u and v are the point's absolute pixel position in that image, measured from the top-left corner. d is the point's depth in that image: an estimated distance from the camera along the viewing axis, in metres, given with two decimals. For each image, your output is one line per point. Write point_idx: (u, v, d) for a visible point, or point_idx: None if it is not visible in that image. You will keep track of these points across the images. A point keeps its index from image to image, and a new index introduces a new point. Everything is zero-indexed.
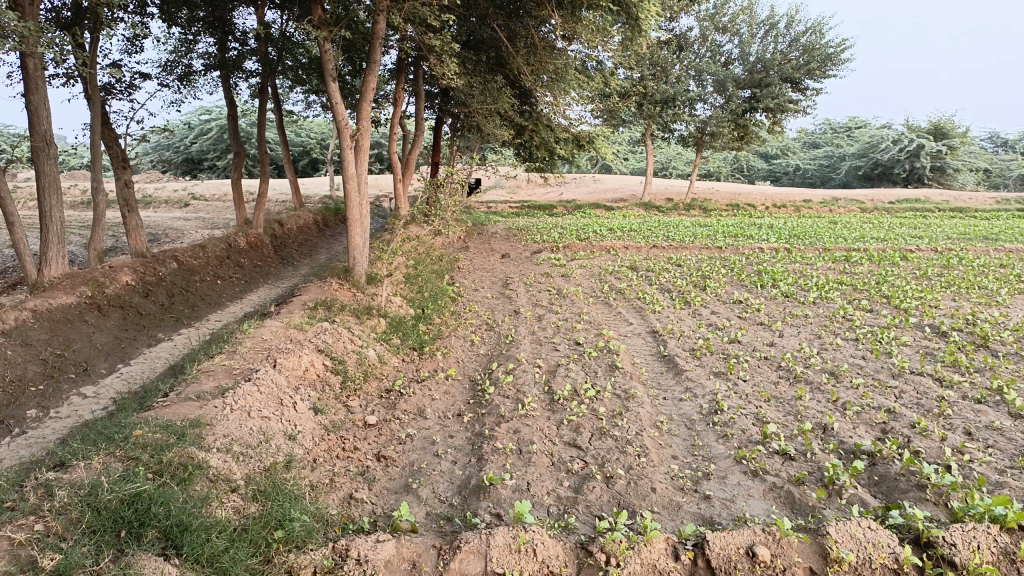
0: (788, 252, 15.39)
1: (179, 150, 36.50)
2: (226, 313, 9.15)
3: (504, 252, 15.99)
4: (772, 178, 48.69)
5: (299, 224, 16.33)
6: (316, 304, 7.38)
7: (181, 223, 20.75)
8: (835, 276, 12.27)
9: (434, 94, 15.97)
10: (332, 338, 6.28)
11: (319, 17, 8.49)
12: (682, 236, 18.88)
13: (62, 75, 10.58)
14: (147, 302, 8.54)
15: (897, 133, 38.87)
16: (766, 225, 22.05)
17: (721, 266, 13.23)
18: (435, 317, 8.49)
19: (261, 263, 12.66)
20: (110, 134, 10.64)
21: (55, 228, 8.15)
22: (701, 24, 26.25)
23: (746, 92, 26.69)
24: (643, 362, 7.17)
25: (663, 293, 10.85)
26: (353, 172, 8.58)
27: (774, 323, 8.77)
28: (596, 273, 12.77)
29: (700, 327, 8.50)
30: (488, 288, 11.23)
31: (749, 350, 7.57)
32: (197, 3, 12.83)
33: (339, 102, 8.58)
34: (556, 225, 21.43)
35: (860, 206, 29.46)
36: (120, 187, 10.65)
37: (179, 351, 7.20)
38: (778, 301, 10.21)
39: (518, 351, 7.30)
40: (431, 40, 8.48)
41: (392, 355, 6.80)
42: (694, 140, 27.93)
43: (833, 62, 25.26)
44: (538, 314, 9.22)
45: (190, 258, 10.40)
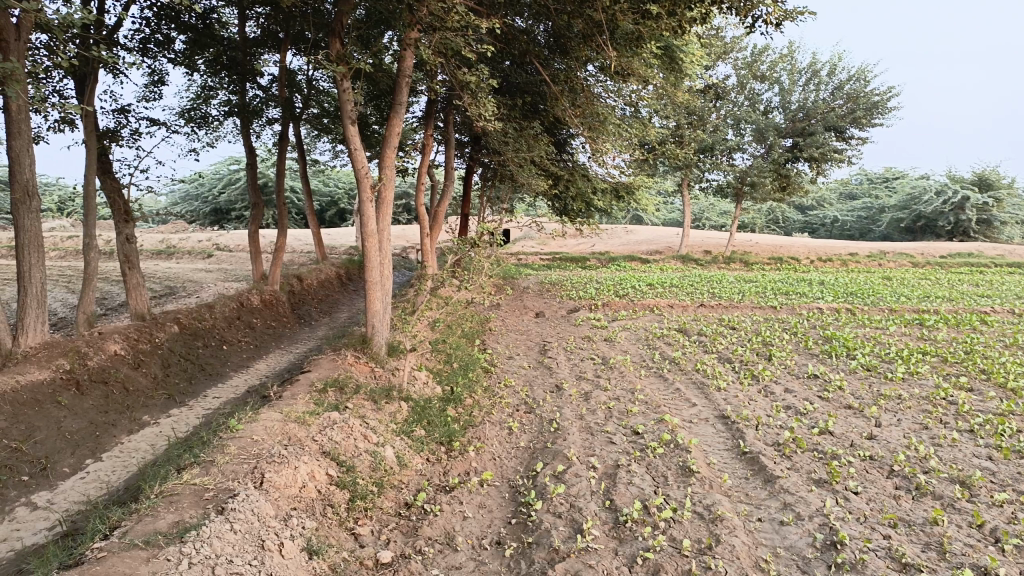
0: (851, 314, 14.02)
1: (208, 200, 36.14)
2: (227, 388, 7.98)
3: (538, 310, 14.78)
4: (809, 230, 47.50)
5: (319, 278, 15.29)
6: (325, 385, 6.18)
7: (202, 275, 19.84)
8: (915, 345, 10.87)
9: (466, 142, 15.06)
10: (340, 435, 5.06)
11: (339, 50, 7.48)
12: (729, 293, 17.57)
13: (63, 117, 9.69)
14: (138, 375, 7.43)
15: (940, 184, 37.45)
16: (815, 280, 20.70)
17: (781, 330, 11.91)
18: (467, 399, 7.27)
19: (276, 324, 11.55)
20: (112, 184, 9.72)
21: (35, 290, 7.09)
22: (739, 72, 25.36)
23: (788, 141, 25.63)
24: (721, 462, 5.86)
25: (724, 364, 9.55)
26: (373, 229, 7.46)
27: (866, 407, 7.42)
28: (642, 337, 11.52)
29: (780, 413, 7.16)
30: (525, 356, 10.01)
31: (847, 447, 6.22)
32: (217, 44, 12.05)
33: (359, 149, 7.54)
34: (591, 279, 20.25)
35: (910, 260, 27.97)
36: (119, 242, 9.64)
37: (162, 444, 6.06)
38: (859, 377, 8.86)
39: (568, 444, 6.02)
40: (463, 75, 7.43)
41: (414, 454, 5.56)
42: (733, 191, 26.77)
43: (881, 110, 24.10)
44: (585, 391, 7.94)
45: (193, 319, 9.30)
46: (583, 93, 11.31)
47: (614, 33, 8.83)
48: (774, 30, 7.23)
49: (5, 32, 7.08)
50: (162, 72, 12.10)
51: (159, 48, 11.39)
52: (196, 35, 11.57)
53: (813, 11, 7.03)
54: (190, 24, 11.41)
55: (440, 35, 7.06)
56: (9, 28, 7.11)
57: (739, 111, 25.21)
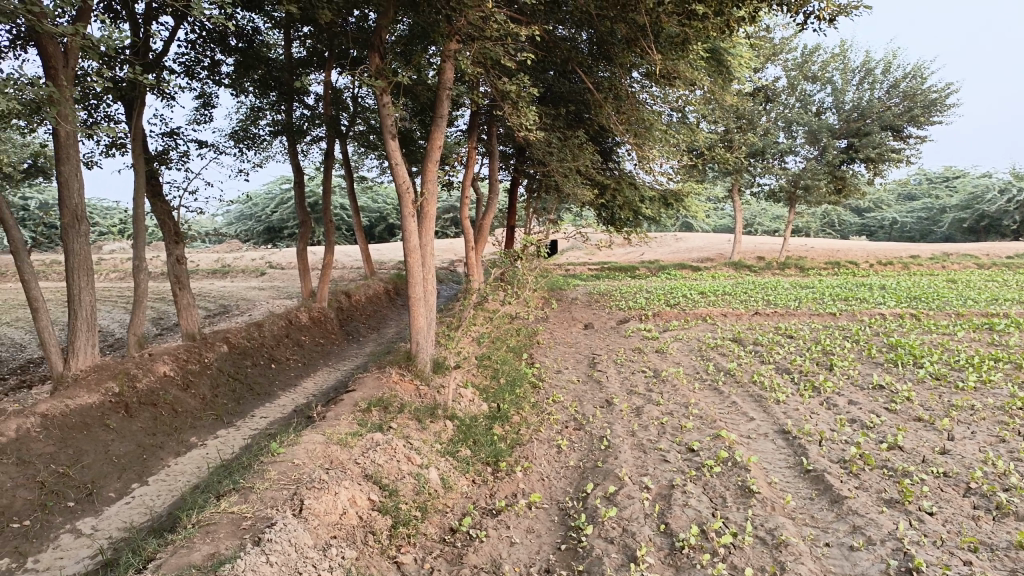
0: (915, 319, 13.43)
1: (261, 219, 36.80)
2: (274, 407, 7.94)
3: (587, 322, 14.52)
4: (866, 233, 46.16)
5: (367, 294, 15.30)
6: (369, 405, 6.06)
7: (254, 294, 20.09)
8: (986, 351, 10.31)
9: (510, 154, 14.95)
10: (383, 457, 4.92)
11: (378, 65, 7.42)
12: (785, 300, 17.05)
13: (114, 142, 9.85)
14: (186, 397, 7.42)
15: (1004, 182, 36.02)
16: (876, 285, 19.98)
17: (842, 338, 11.44)
18: (514, 417, 7.09)
19: (324, 341, 11.55)
20: (162, 207, 9.83)
21: (86, 313, 7.13)
22: (789, 73, 24.76)
23: (842, 142, 24.90)
24: (782, 482, 5.54)
25: (782, 375, 9.17)
26: (416, 244, 7.36)
27: (937, 420, 7.01)
28: (695, 348, 11.18)
29: (844, 428, 6.78)
30: (574, 369, 9.78)
31: (918, 464, 5.84)
32: (262, 65, 12.16)
33: (400, 163, 7.46)
34: (641, 289, 19.88)
35: (976, 261, 26.88)
36: (170, 264, 9.70)
37: (208, 466, 6.00)
38: (928, 387, 8.39)
39: (621, 463, 5.78)
40: (503, 85, 7.30)
41: (459, 476, 5.39)
42: (786, 195, 26.12)
43: (939, 107, 23.26)
44: (636, 406, 7.67)
45: (242, 338, 9.33)
46: (627, 100, 11.09)
47: (658, 36, 8.61)
48: (827, 27, 6.94)
49: (54, 60, 7.18)
50: (211, 95, 12.27)
51: (207, 72, 11.55)
52: (241, 57, 11.69)
53: (868, 6, 6.72)
54: (236, 47, 11.54)
55: (479, 45, 6.94)
56: (58, 56, 7.22)
57: (790, 113, 24.61)
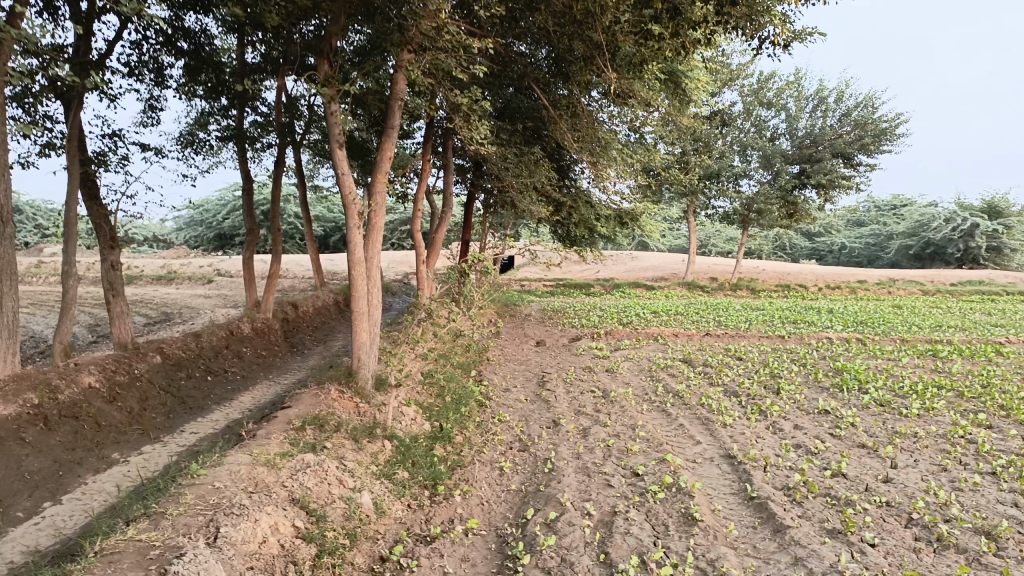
0: (862, 344, 13.59)
1: (213, 226, 36.02)
2: (207, 423, 7.61)
3: (539, 339, 14.39)
4: (816, 257, 47.07)
5: (315, 305, 14.96)
6: (303, 422, 5.81)
7: (200, 301, 19.54)
8: (930, 378, 10.43)
9: (467, 168, 14.79)
10: (313, 479, 4.68)
11: (327, 71, 7.20)
12: (736, 321, 17.15)
13: (50, 141, 9.43)
14: (112, 410, 7.06)
15: (949, 211, 37.09)
16: (824, 309, 20.27)
17: (790, 361, 11.49)
18: (457, 437, 6.89)
19: (267, 353, 11.20)
20: (99, 210, 9.43)
21: (8, 318, 6.73)
22: (745, 99, 25.12)
23: (795, 167, 25.31)
24: (726, 509, 5.44)
25: (730, 398, 9.13)
26: (361, 256, 7.14)
27: (881, 447, 7.01)
28: (645, 368, 11.12)
29: (789, 454, 6.73)
30: (522, 388, 9.62)
31: (862, 492, 5.80)
32: (214, 71, 11.82)
33: (347, 173, 7.24)
34: (594, 307, 19.83)
35: (921, 288, 27.52)
36: (105, 269, 9.29)
37: (129, 485, 5.68)
38: (873, 414, 8.41)
39: (563, 487, 5.61)
40: (455, 96, 7.15)
41: (394, 500, 5.17)
42: (740, 218, 26.44)
43: (889, 137, 23.81)
44: (583, 427, 7.53)
45: (178, 349, 8.96)
46: (583, 118, 11.04)
47: (614, 55, 8.53)
48: (782, 52, 6.94)
49: None
50: (159, 98, 11.89)
51: (155, 74, 11.18)
52: (192, 61, 11.35)
53: (821, 32, 6.75)
54: (187, 51, 11.19)
55: (430, 54, 6.77)
56: None
57: (746, 138, 24.96)
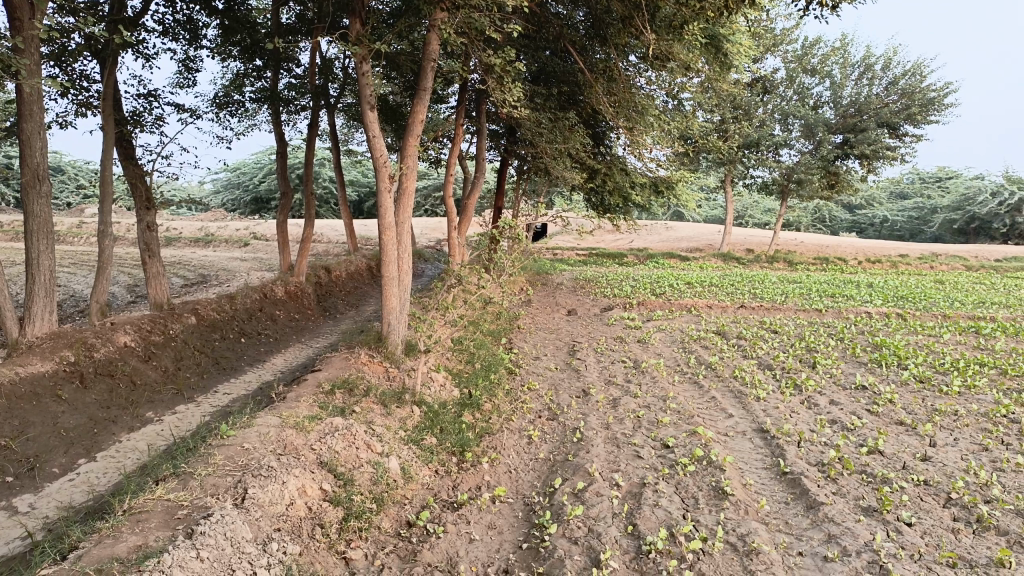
0: (902, 320, 13.28)
1: (249, 189, 36.32)
2: (240, 384, 7.69)
3: (571, 308, 14.30)
4: (856, 230, 46.10)
5: (348, 270, 15.02)
6: (332, 386, 5.82)
7: (236, 264, 19.75)
8: (972, 355, 10.15)
9: (500, 133, 14.62)
10: (341, 443, 4.68)
11: (359, 30, 7.10)
12: (772, 293, 16.86)
13: (87, 101, 9.48)
14: (147, 369, 7.15)
15: (997, 185, 35.99)
16: (864, 282, 19.84)
17: (827, 336, 11.26)
18: (486, 404, 6.88)
19: (299, 316, 11.27)
20: (135, 170, 9.50)
21: (45, 278, 6.81)
22: (787, 66, 24.45)
23: (837, 137, 24.64)
24: (758, 484, 5.35)
25: (765, 371, 8.97)
26: (391, 221, 7.10)
27: (919, 425, 6.83)
28: (678, 339, 10.99)
29: (824, 429, 6.59)
30: (553, 357, 9.56)
31: (898, 470, 5.66)
32: (248, 31, 11.76)
33: (378, 136, 7.17)
34: (628, 276, 19.67)
35: (965, 263, 26.81)
36: (141, 230, 9.37)
37: (162, 444, 5.75)
38: (912, 390, 8.21)
39: (592, 457, 5.56)
40: (489, 57, 7.00)
41: (421, 466, 5.16)
42: (779, 189, 25.90)
43: (937, 107, 23.04)
44: (613, 397, 7.45)
45: (212, 310, 9.05)
46: (619, 83, 10.79)
47: (653, 16, 8.30)
48: (829, 14, 6.65)
49: (19, 11, 6.80)
50: (194, 59, 11.89)
51: (190, 34, 11.16)
52: (227, 22, 11.31)
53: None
54: (221, 11, 11.14)
55: (463, 14, 6.62)
56: (24, 6, 6.81)
57: (787, 106, 24.34)
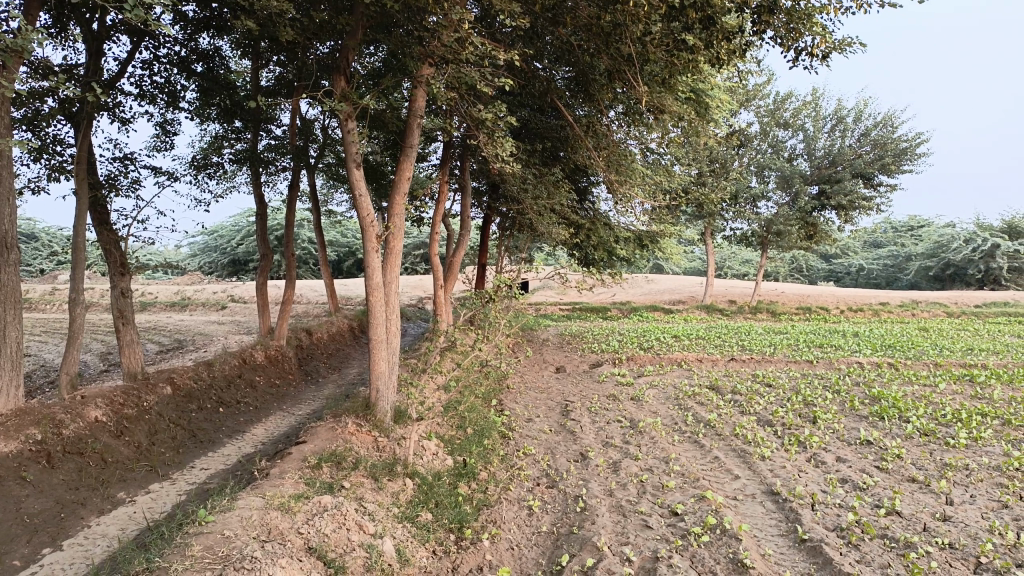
0: (895, 369, 13.09)
1: (227, 251, 35.98)
2: (219, 457, 7.27)
3: (559, 365, 13.99)
4: (834, 279, 46.46)
5: (330, 332, 14.66)
6: (319, 460, 5.46)
7: (213, 328, 19.28)
8: (970, 404, 9.96)
9: (483, 191, 14.53)
10: (331, 525, 4.30)
11: (344, 87, 6.94)
12: (760, 345, 16.68)
13: (58, 165, 9.19)
14: (119, 445, 6.72)
15: (969, 232, 36.49)
16: (849, 331, 19.77)
17: (822, 388, 11.03)
18: (481, 473, 6.54)
19: (280, 382, 10.87)
20: (109, 236, 9.19)
21: (11, 350, 6.41)
22: (761, 119, 24.81)
23: (814, 188, 24.92)
24: (777, 554, 5.04)
25: (765, 427, 8.68)
26: (379, 281, 6.85)
27: (933, 481, 6.56)
28: (672, 395, 10.70)
29: (836, 489, 6.28)
30: (545, 418, 9.23)
31: (920, 533, 5.35)
32: (228, 94, 11.63)
33: (364, 194, 6.95)
34: (613, 331, 19.45)
35: (945, 310, 26.92)
36: (114, 297, 9.02)
37: (133, 529, 5.32)
38: (918, 444, 7.95)
39: (599, 529, 5.21)
40: (479, 112, 6.85)
41: (418, 546, 4.80)
42: (758, 240, 25.98)
43: (909, 157, 23.42)
44: (613, 460, 7.11)
45: (190, 378, 8.67)
46: (605, 138, 10.74)
47: (642, 69, 8.27)
48: (818, 65, 6.68)
49: None
50: (172, 123, 11.70)
51: (169, 97, 11.00)
52: (207, 84, 11.17)
53: (863, 42, 6.44)
54: (201, 74, 11.02)
55: (452, 69, 6.48)
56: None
57: (762, 159, 24.63)
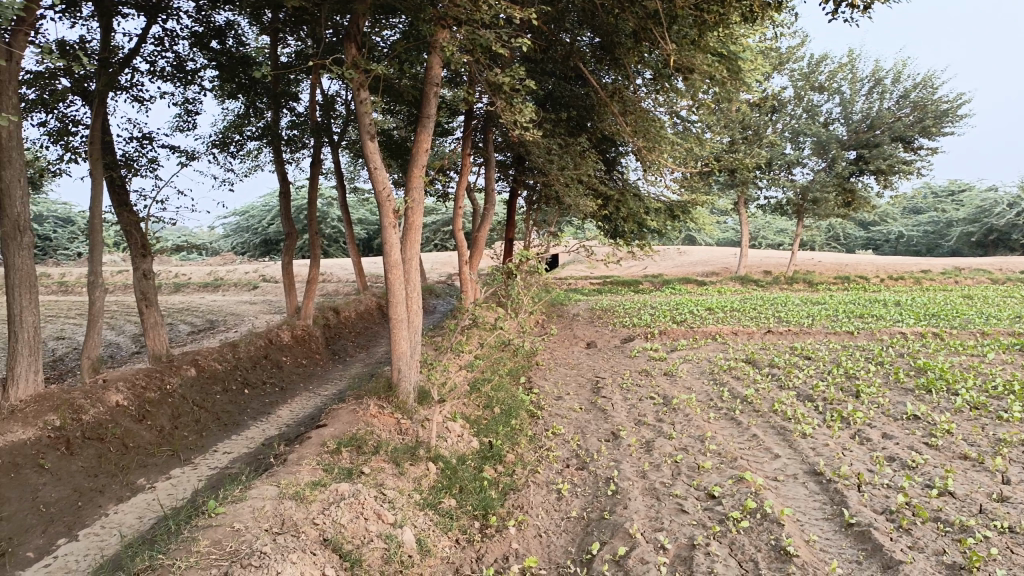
0: (938, 339, 12.59)
1: (258, 232, 36.13)
2: (243, 440, 7.14)
3: (590, 340, 13.70)
4: (871, 247, 45.37)
5: (357, 310, 14.51)
6: (339, 445, 5.27)
7: (244, 309, 19.27)
8: (1022, 375, 9.47)
9: (509, 163, 14.20)
10: (348, 514, 4.10)
11: (357, 55, 6.65)
12: (797, 316, 16.19)
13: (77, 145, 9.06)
14: (140, 429, 6.61)
15: (1014, 195, 35.22)
16: (890, 300, 19.17)
17: (864, 360, 10.59)
18: (508, 455, 6.31)
19: (306, 362, 10.74)
20: (129, 217, 9.04)
21: (28, 336, 6.29)
22: (795, 84, 24.01)
23: (851, 153, 24.12)
24: (822, 540, 4.74)
25: (805, 403, 8.32)
26: (398, 258, 6.61)
27: (987, 458, 6.17)
28: (707, 370, 10.36)
29: (883, 469, 5.93)
30: (576, 395, 8.97)
31: (976, 515, 4.97)
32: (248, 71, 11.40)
33: (381, 167, 6.69)
34: (645, 304, 19.07)
35: (990, 276, 26.04)
36: (136, 279, 8.90)
37: (151, 517, 5.18)
38: (968, 418, 7.53)
39: (630, 514, 4.94)
40: (496, 77, 6.51)
41: (440, 535, 4.59)
42: (794, 209, 25.32)
43: (951, 118, 22.53)
44: (645, 440, 6.83)
45: (213, 360, 8.55)
46: (633, 104, 10.32)
47: (670, 26, 7.87)
48: (859, 16, 6.23)
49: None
50: (194, 102, 11.53)
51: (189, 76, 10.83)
52: (226, 61, 10.95)
53: None
54: (219, 51, 10.80)
55: (466, 30, 6.16)
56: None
57: (798, 124, 23.88)
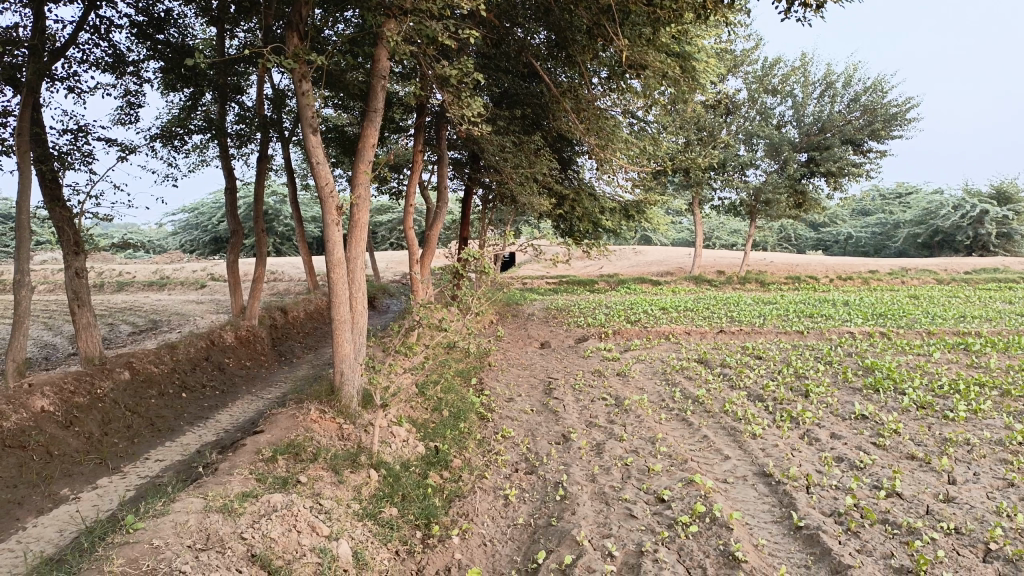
0: (886, 339, 12.76)
1: (208, 229, 35.30)
2: (178, 446, 6.84)
3: (544, 340, 13.58)
4: (822, 247, 46.21)
5: (306, 310, 14.18)
6: (275, 452, 5.04)
7: (190, 308, 18.73)
8: (967, 374, 9.60)
9: (463, 162, 13.97)
10: (278, 527, 3.88)
11: (299, 46, 6.40)
12: (750, 316, 16.31)
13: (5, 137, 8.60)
14: (67, 436, 6.28)
15: (958, 198, 36.14)
16: (839, 300, 19.46)
17: (814, 360, 10.66)
18: (454, 460, 6.13)
19: (251, 363, 10.41)
20: (62, 213, 8.62)
21: None
22: (749, 86, 24.22)
23: (803, 155, 24.44)
24: (771, 544, 4.68)
25: (756, 403, 8.31)
26: (341, 256, 6.38)
27: (934, 459, 6.18)
28: (659, 370, 10.32)
29: (832, 470, 5.91)
30: (528, 397, 8.82)
31: (924, 516, 4.94)
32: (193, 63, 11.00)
33: (324, 162, 6.44)
34: (600, 304, 19.04)
35: (935, 277, 26.66)
36: (68, 278, 8.49)
37: (72, 531, 4.89)
38: (915, 418, 7.58)
39: (578, 520, 4.81)
40: (444, 70, 6.30)
41: (379, 546, 4.40)
42: (747, 209, 25.60)
43: (899, 122, 22.98)
44: (596, 442, 6.71)
45: (149, 363, 8.20)
46: (586, 102, 10.21)
47: (624, 21, 7.80)
48: (812, 15, 6.19)
49: None
50: (135, 94, 11.09)
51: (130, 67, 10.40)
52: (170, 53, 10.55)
53: None
54: (162, 41, 10.40)
55: (413, 21, 5.95)
56: None
57: (751, 126, 24.11)
